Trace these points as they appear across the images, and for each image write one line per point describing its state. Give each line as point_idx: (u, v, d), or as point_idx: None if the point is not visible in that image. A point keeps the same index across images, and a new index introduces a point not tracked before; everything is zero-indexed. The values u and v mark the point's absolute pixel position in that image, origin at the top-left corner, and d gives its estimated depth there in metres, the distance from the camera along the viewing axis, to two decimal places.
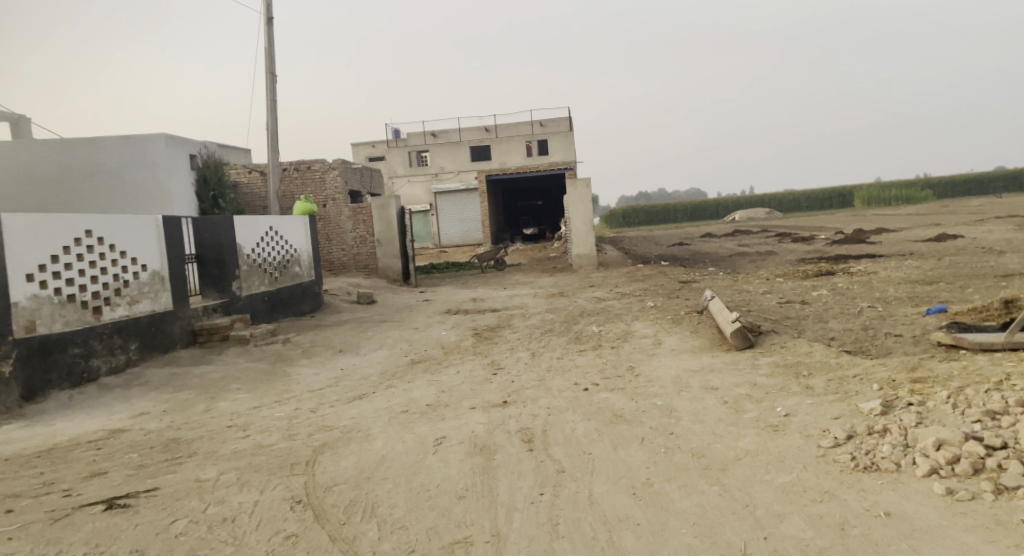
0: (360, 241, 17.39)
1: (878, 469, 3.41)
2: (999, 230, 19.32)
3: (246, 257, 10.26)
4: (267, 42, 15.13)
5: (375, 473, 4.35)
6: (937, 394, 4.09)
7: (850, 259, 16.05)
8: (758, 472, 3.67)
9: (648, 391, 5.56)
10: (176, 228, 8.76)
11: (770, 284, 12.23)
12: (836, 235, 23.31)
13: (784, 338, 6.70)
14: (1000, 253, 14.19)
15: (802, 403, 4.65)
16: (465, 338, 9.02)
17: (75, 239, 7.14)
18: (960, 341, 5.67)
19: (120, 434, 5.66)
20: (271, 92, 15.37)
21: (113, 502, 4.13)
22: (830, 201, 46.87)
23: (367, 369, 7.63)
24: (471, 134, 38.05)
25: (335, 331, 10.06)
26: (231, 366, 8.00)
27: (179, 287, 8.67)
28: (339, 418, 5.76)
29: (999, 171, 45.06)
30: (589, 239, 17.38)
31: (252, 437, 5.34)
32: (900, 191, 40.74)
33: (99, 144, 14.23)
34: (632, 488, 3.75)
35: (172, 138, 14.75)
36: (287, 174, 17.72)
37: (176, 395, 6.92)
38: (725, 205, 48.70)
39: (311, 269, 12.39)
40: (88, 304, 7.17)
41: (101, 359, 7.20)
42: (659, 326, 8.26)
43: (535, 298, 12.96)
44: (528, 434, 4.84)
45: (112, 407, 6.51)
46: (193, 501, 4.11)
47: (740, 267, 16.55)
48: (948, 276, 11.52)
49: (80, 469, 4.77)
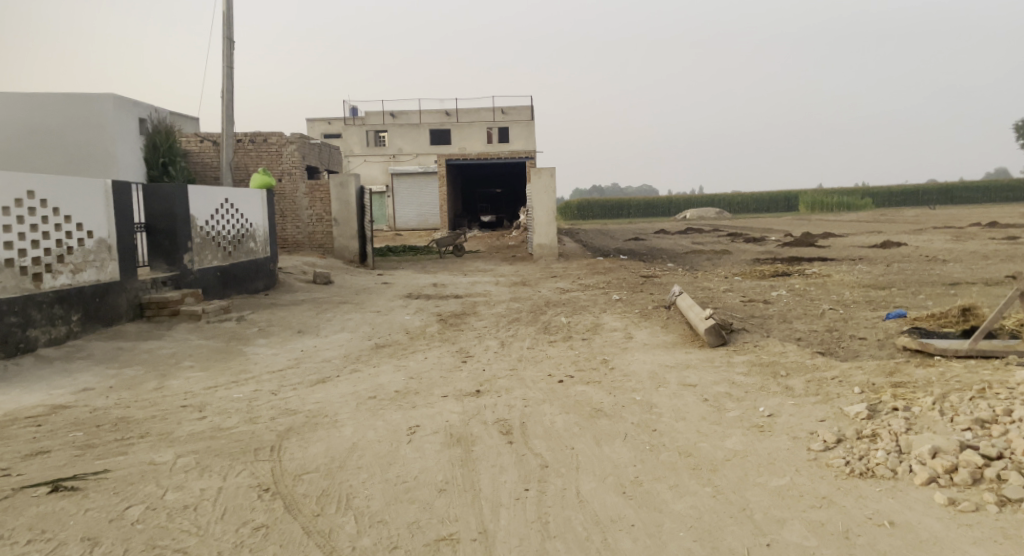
0: (316, 220, 16.84)
1: (874, 476, 3.40)
2: (938, 239, 20.03)
3: (200, 229, 9.78)
4: (225, 7, 14.46)
5: (347, 462, 4.12)
6: (922, 399, 4.10)
7: (803, 261, 16.37)
8: (751, 474, 3.60)
9: (625, 386, 5.45)
10: (126, 194, 8.26)
11: (729, 282, 12.35)
12: (786, 237, 23.81)
13: (755, 337, 6.69)
14: (945, 262, 14.64)
15: (784, 404, 4.61)
16: (430, 323, 8.79)
17: (16, 200, 6.65)
18: (926, 347, 5.74)
19: (62, 410, 5.26)
20: (228, 59, 14.72)
21: (59, 485, 3.80)
22: (776, 204, 48.07)
23: (329, 351, 7.35)
24: (432, 117, 37.49)
25: (293, 311, 9.70)
26: (183, 342, 7.61)
27: (128, 256, 8.19)
28: (303, 401, 5.49)
29: (934, 184, 46.80)
30: (551, 229, 17.15)
31: (210, 419, 5.03)
32: (844, 198, 41.89)
33: (40, 100, 13.38)
34: (621, 486, 3.63)
35: (120, 99, 14.03)
36: (242, 146, 17.02)
37: (123, 371, 6.52)
38: (678, 203, 49.40)
39: (266, 246, 11.93)
40: (27, 269, 6.68)
41: (40, 330, 6.73)
42: (628, 319, 8.18)
43: (497, 285, 12.79)
44: (506, 426, 4.67)
45: (52, 381, 6.09)
46: (149, 486, 3.81)
47: (697, 264, 16.66)
48: (900, 282, 11.81)
49: (19, 447, 4.40)
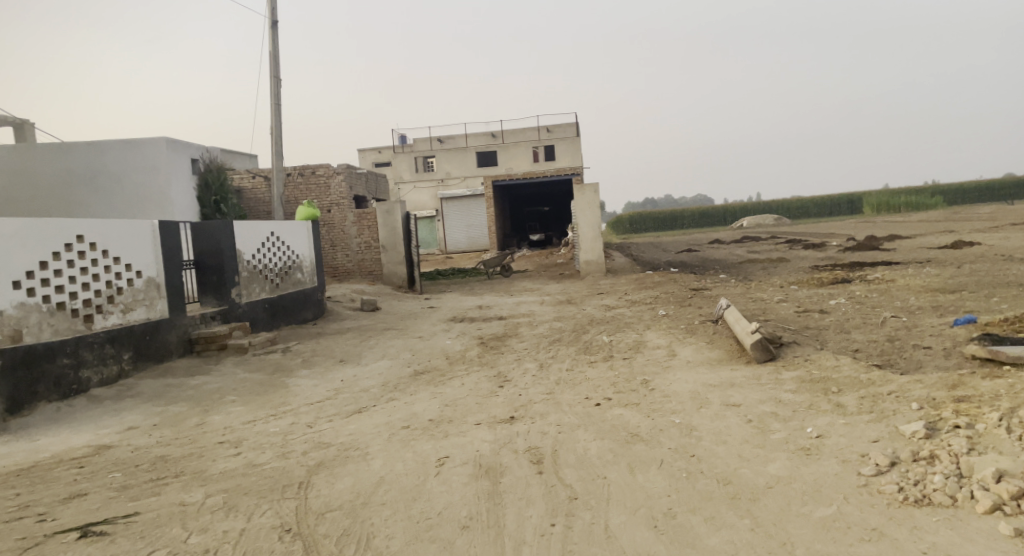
0: (364, 247, 17.07)
1: (931, 503, 3.10)
2: (1016, 237, 18.87)
3: (246, 263, 9.95)
4: (271, 46, 14.90)
5: (372, 498, 4.01)
6: (988, 415, 3.74)
7: (866, 266, 15.64)
8: (793, 503, 3.33)
9: (665, 408, 5.19)
10: (173, 233, 8.45)
11: (784, 292, 11.86)
12: (849, 241, 22.87)
13: (807, 351, 6.32)
14: (1022, 261, 13.75)
15: (834, 423, 4.29)
16: (471, 347, 8.69)
17: (66, 244, 6.84)
18: (997, 355, 5.32)
19: (105, 451, 5.34)
20: (276, 96, 15.14)
21: (88, 529, 3.81)
22: (838, 208, 46.47)
23: (368, 380, 7.30)
24: (478, 139, 37.73)
25: (337, 340, 9.73)
26: (228, 376, 7.69)
27: (176, 293, 8.37)
28: (336, 434, 5.43)
29: (1009, 178, 44.41)
30: (598, 245, 16.89)
31: (244, 455, 5.01)
32: (911, 198, 40.04)
33: (99, 147, 13.99)
34: (653, 519, 3.41)
35: (173, 142, 14.51)
36: (291, 179, 17.11)
37: (168, 408, 6.61)
38: (733, 211, 48.27)
39: (313, 276, 12.09)
40: (78, 312, 6.86)
41: (91, 370, 6.89)
42: (673, 336, 7.89)
43: (542, 305, 12.63)
44: (538, 454, 4.50)
45: (100, 421, 6.20)
46: (175, 529, 3.79)
47: (753, 274, 16.10)
48: (971, 284, 11.09)
49: (59, 490, 4.45)
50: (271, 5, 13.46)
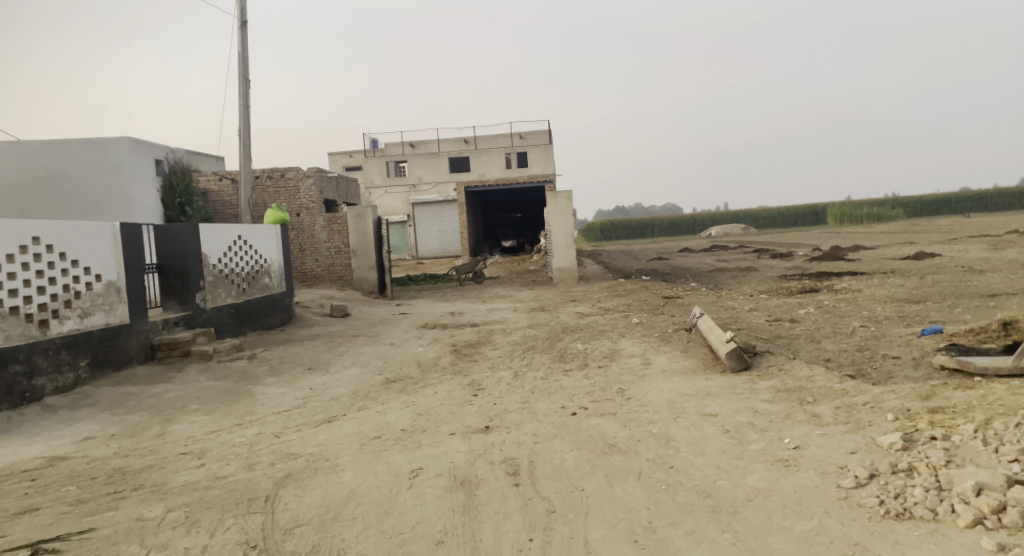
0: (335, 252, 16.81)
1: (912, 517, 3.08)
2: (976, 248, 19.36)
3: (212, 268, 9.70)
4: (240, 47, 14.61)
5: (343, 512, 3.88)
6: (964, 426, 3.76)
7: (832, 275, 15.86)
8: (774, 516, 3.29)
9: (641, 418, 5.14)
10: (136, 236, 8.20)
11: (755, 300, 11.98)
12: (816, 251, 23.25)
13: (780, 360, 6.33)
14: (982, 272, 14.07)
15: (811, 434, 4.28)
16: (443, 355, 8.56)
17: (20, 246, 6.58)
18: (965, 365, 5.39)
19: (60, 462, 5.11)
20: (245, 97, 14.85)
21: (39, 547, 3.61)
22: (804, 218, 47.26)
23: (338, 388, 7.14)
24: (450, 145, 37.50)
25: (305, 346, 9.52)
26: (192, 384, 7.45)
27: (138, 298, 8.11)
28: (304, 444, 5.27)
29: (967, 192, 45.64)
30: (570, 252, 16.89)
31: (207, 467, 4.83)
32: (874, 209, 40.92)
33: (58, 146, 13.58)
34: (633, 533, 3.35)
35: (137, 142, 14.15)
36: (260, 182, 17.09)
37: (127, 417, 6.38)
38: (703, 221, 48.78)
39: (281, 281, 11.85)
40: (32, 316, 6.59)
41: (46, 378, 6.62)
42: (647, 344, 7.87)
43: (515, 312, 12.55)
44: (514, 466, 4.40)
45: (54, 431, 5.95)
46: (132, 546, 3.62)
47: (723, 283, 16.23)
48: (935, 295, 11.29)
49: (8, 505, 4.23)
50: (241, 4, 13.22)
